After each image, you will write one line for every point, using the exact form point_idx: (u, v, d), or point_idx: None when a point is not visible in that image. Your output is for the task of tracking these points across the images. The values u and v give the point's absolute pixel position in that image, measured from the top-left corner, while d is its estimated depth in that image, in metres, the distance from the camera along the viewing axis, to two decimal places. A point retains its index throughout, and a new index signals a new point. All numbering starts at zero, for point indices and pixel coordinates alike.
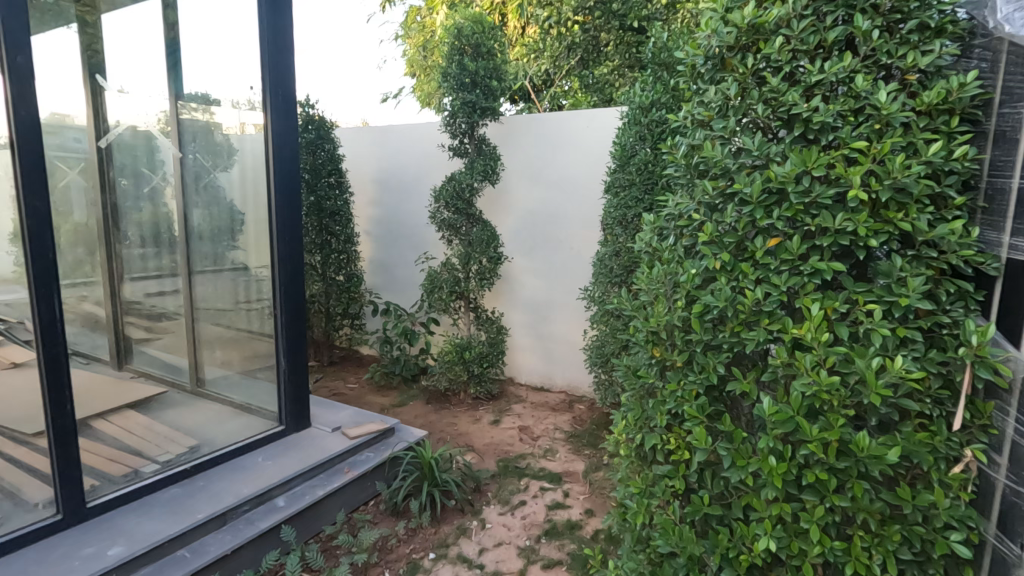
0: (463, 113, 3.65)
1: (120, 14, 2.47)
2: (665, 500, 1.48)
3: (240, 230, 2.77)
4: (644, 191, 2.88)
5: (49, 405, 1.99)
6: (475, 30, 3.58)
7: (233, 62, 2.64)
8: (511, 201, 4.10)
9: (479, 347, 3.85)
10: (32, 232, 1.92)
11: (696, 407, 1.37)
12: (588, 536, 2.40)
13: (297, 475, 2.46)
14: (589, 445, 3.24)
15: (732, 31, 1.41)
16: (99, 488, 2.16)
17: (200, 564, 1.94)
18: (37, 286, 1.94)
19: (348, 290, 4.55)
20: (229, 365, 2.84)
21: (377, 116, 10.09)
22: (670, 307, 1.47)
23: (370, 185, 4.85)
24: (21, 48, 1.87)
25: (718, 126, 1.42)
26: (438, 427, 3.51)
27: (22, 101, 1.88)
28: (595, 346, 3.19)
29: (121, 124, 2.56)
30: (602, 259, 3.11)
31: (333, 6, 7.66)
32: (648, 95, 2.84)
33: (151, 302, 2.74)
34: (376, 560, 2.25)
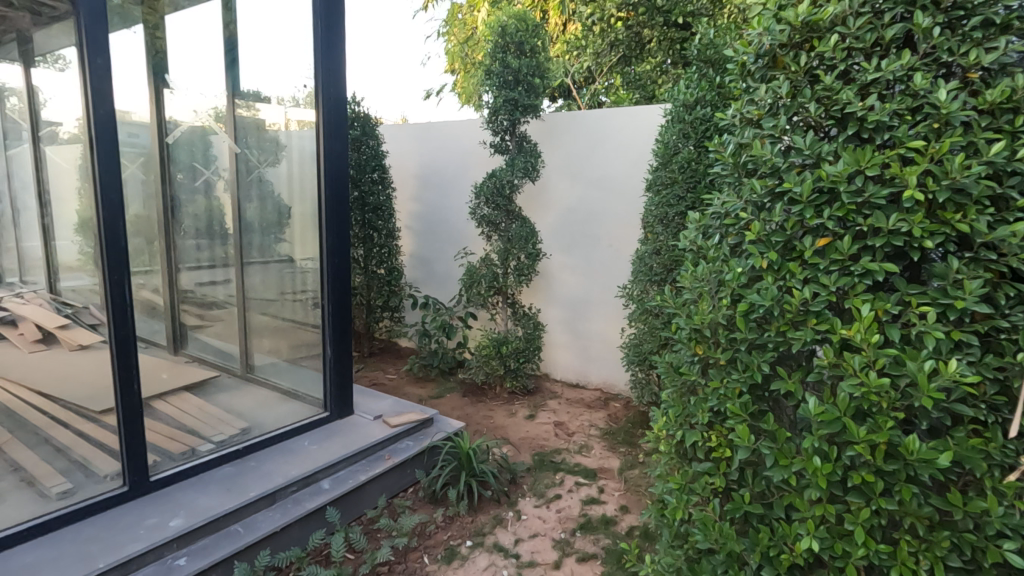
0: (505, 111, 3.69)
1: (183, 16, 2.54)
2: (705, 497, 1.49)
3: (287, 222, 2.91)
4: (686, 189, 2.86)
5: (118, 384, 2.13)
6: (519, 28, 3.62)
7: (284, 59, 2.78)
8: (550, 198, 4.12)
9: (515, 342, 3.89)
10: (106, 222, 2.05)
11: (739, 405, 1.37)
12: (622, 531, 2.41)
13: (341, 460, 2.56)
14: (625, 443, 3.25)
15: (785, 28, 1.41)
16: (160, 463, 2.30)
17: (251, 540, 2.05)
18: (111, 273, 2.07)
19: (389, 283, 4.65)
20: (277, 352, 3.00)
21: (419, 112, 10.27)
22: (714, 305, 1.48)
23: (411, 181, 4.95)
24: (100, 51, 2.00)
25: (768, 125, 1.42)
26: (474, 419, 3.58)
27: (100, 99, 2.02)
28: (632, 344, 3.19)
29: (180, 124, 2.62)
30: (642, 257, 3.11)
31: (381, 6, 7.90)
32: (693, 93, 2.82)
33: (203, 292, 2.82)
34: (415, 545, 2.32)
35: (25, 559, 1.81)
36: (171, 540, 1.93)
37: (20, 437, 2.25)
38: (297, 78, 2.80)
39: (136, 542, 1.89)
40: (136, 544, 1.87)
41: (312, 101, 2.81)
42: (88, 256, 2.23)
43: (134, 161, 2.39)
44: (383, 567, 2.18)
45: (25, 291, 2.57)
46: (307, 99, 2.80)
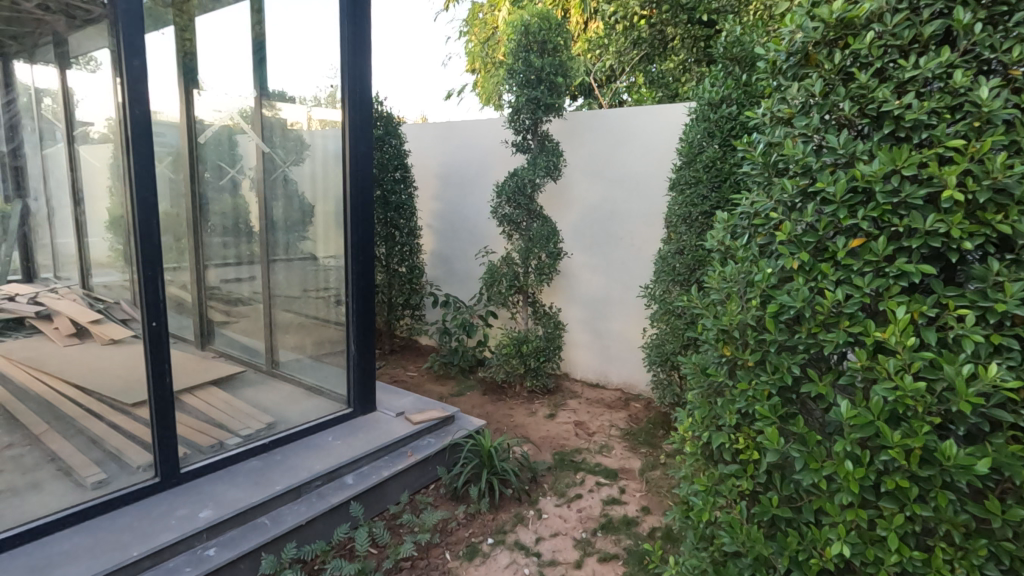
0: (528, 110, 3.69)
1: (211, 16, 2.57)
2: (732, 499, 1.48)
3: (311, 221, 2.97)
4: (711, 189, 2.83)
5: (151, 377, 2.18)
6: (543, 27, 3.62)
7: (308, 58, 2.81)
8: (572, 197, 4.11)
9: (536, 342, 3.89)
10: (141, 219, 2.10)
11: (768, 407, 1.36)
12: (644, 532, 2.40)
13: (365, 455, 2.60)
14: (646, 444, 3.23)
15: (818, 26, 1.40)
16: (190, 456, 2.35)
17: (278, 532, 2.09)
18: (145, 269, 2.13)
19: (410, 281, 4.69)
20: (302, 348, 3.04)
21: (441, 111, 10.32)
22: (744, 306, 1.46)
23: (433, 180, 4.98)
24: (137, 53, 2.06)
25: (801, 124, 1.41)
26: (495, 418, 3.60)
27: (137, 100, 2.07)
28: (654, 344, 3.17)
29: (212, 124, 2.67)
30: (664, 257, 3.08)
31: (403, 6, 7.97)
32: (718, 91, 2.79)
33: (228, 288, 2.85)
34: (437, 541, 2.34)
35: (63, 546, 1.87)
36: (201, 531, 1.98)
37: (57, 427, 2.30)
38: (319, 78, 2.86)
39: (168, 532, 1.94)
40: (168, 534, 1.92)
41: (333, 101, 2.86)
42: (118, 252, 2.38)
43: (163, 161, 2.44)
44: (406, 562, 2.20)
45: (59, 287, 2.57)
46: (328, 98, 2.85)
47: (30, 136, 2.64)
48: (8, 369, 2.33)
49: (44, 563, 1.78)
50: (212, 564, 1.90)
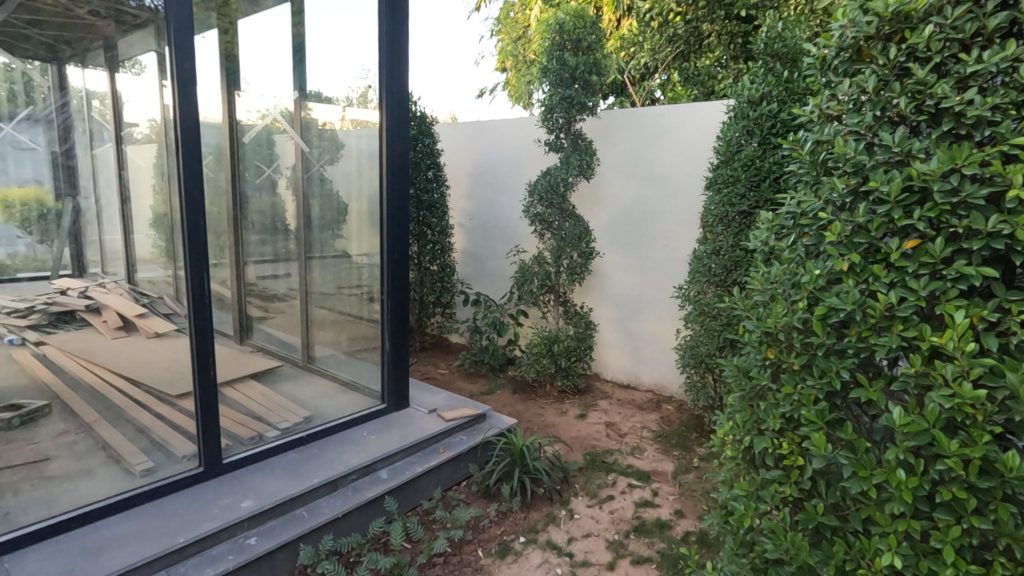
0: (561, 108, 3.68)
1: (255, 18, 2.63)
2: (775, 506, 1.45)
3: (345, 219, 3.02)
4: (748, 188, 2.78)
5: (196, 369, 2.26)
6: (577, 26, 3.60)
7: (344, 58, 2.85)
8: (604, 197, 4.08)
9: (567, 342, 3.88)
10: (188, 217, 2.17)
11: (815, 413, 1.32)
12: (678, 536, 2.37)
13: (398, 451, 2.63)
14: (678, 446, 3.18)
15: (872, 20, 1.36)
16: (232, 447, 2.42)
17: (315, 524, 2.13)
18: (192, 265, 2.20)
19: (441, 279, 4.72)
20: (337, 344, 3.11)
21: (471, 109, 10.38)
22: (790, 308, 1.42)
23: (465, 179, 5.01)
24: (187, 56, 2.12)
25: (852, 121, 1.37)
26: (526, 417, 3.60)
27: (186, 102, 2.14)
28: (688, 346, 3.13)
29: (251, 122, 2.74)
30: (700, 257, 3.03)
31: (437, 6, 8.06)
32: (758, 88, 2.73)
33: (264, 284, 2.94)
34: (470, 538, 2.36)
35: (114, 531, 1.94)
36: (242, 520, 2.03)
37: (107, 418, 2.37)
38: (350, 78, 2.89)
39: (212, 520, 2.00)
40: (211, 523, 1.98)
41: (364, 100, 2.92)
42: (160, 249, 2.55)
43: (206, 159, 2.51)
44: (439, 557, 2.22)
45: (105, 281, 2.66)
46: (361, 98, 2.91)
47: (82, 137, 2.63)
48: (63, 360, 2.45)
49: (96, 547, 1.86)
50: (253, 553, 1.95)
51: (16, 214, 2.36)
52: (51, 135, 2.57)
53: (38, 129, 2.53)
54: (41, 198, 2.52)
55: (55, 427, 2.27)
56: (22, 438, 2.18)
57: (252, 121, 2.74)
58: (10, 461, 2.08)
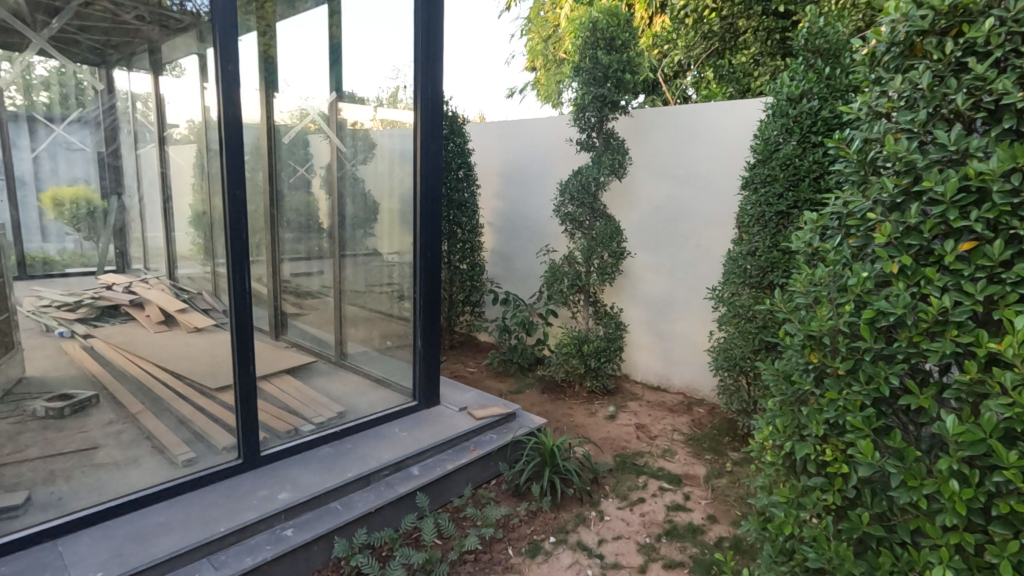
0: (593, 108, 3.66)
1: (292, 21, 2.68)
2: (817, 514, 1.41)
3: (375, 218, 3.05)
4: (787, 187, 2.71)
5: (235, 363, 2.32)
6: (610, 24, 3.58)
7: (376, 58, 2.89)
8: (636, 196, 4.04)
9: (597, 342, 3.85)
10: (231, 215, 2.23)
11: (861, 419, 1.28)
12: (711, 542, 2.33)
13: (430, 448, 2.65)
14: (711, 450, 3.13)
15: (927, 14, 1.32)
16: (269, 440, 2.48)
17: (349, 517, 2.17)
18: (234, 262, 2.26)
19: (471, 278, 4.75)
20: (370, 341, 3.16)
21: (500, 108, 10.42)
22: (836, 311, 1.39)
23: (495, 178, 5.03)
24: (231, 59, 2.18)
25: (904, 119, 1.33)
26: (555, 417, 3.59)
27: (230, 103, 2.20)
28: (721, 349, 3.07)
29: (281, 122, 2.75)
30: (735, 258, 2.97)
31: (468, 6, 8.11)
32: (798, 86, 2.66)
33: (298, 281, 3.02)
34: (500, 536, 2.36)
35: (158, 519, 2.01)
36: (279, 512, 2.08)
37: (150, 409, 2.45)
38: (381, 78, 2.93)
39: (251, 511, 2.05)
40: (250, 514, 2.03)
41: (395, 100, 2.95)
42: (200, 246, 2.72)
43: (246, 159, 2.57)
44: (469, 555, 2.23)
45: (149, 277, 2.72)
46: (391, 99, 2.95)
47: (127, 138, 2.70)
48: (110, 354, 2.53)
49: (141, 533, 1.92)
50: (290, 544, 1.99)
51: (65, 212, 2.51)
52: (99, 136, 2.66)
53: (82, 128, 2.61)
54: (89, 197, 2.62)
55: (102, 417, 2.35)
56: (72, 427, 2.27)
57: (286, 121, 2.77)
58: (60, 449, 2.17)
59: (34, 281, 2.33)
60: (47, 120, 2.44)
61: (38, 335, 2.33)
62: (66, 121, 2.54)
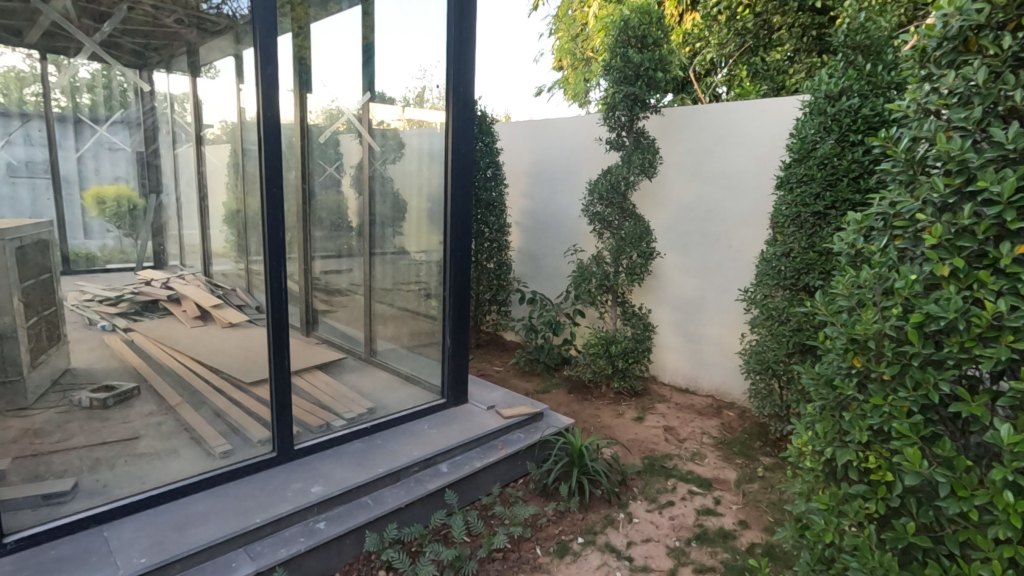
0: (624, 106, 3.63)
1: (326, 22, 2.74)
2: (858, 522, 1.38)
3: (403, 216, 3.08)
4: (824, 187, 2.64)
5: (270, 357, 2.34)
6: (643, 21, 3.53)
7: (404, 58, 2.89)
8: (666, 195, 3.99)
9: (625, 342, 3.81)
10: (269, 213, 2.28)
11: (908, 426, 1.24)
12: (743, 547, 2.29)
13: (458, 445, 2.67)
14: (741, 455, 3.08)
15: (984, 7, 1.28)
16: (302, 434, 2.52)
17: (380, 513, 2.19)
18: (271, 259, 2.30)
19: (498, 277, 4.76)
20: (399, 339, 3.19)
21: (529, 107, 10.40)
22: (882, 315, 1.35)
23: (523, 177, 5.03)
24: (270, 60, 2.23)
25: (958, 116, 1.29)
26: (582, 417, 3.58)
27: (269, 103, 2.24)
28: (754, 352, 3.02)
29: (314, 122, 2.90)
30: (769, 260, 2.92)
31: (497, 6, 8.12)
32: (837, 83, 2.60)
33: (328, 279, 3.10)
34: (529, 536, 2.37)
35: (197, 508, 2.05)
36: (312, 505, 2.12)
37: (188, 401, 2.52)
38: (407, 78, 2.92)
39: (285, 503, 2.09)
40: (284, 506, 2.07)
41: (421, 100, 2.95)
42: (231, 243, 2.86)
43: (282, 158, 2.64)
44: (498, 553, 2.24)
45: (184, 273, 2.98)
46: (417, 98, 2.94)
47: (166, 138, 3.04)
48: (150, 347, 2.63)
49: (181, 522, 1.96)
50: (322, 537, 2.03)
51: (109, 210, 2.75)
52: (137, 137, 3.03)
53: (125, 130, 2.99)
54: (131, 196, 2.93)
55: (143, 408, 2.42)
56: (116, 417, 2.33)
57: (319, 119, 2.90)
58: (103, 438, 2.22)
59: (77, 275, 2.47)
60: (93, 121, 2.76)
61: (82, 327, 2.50)
62: (111, 123, 2.91)
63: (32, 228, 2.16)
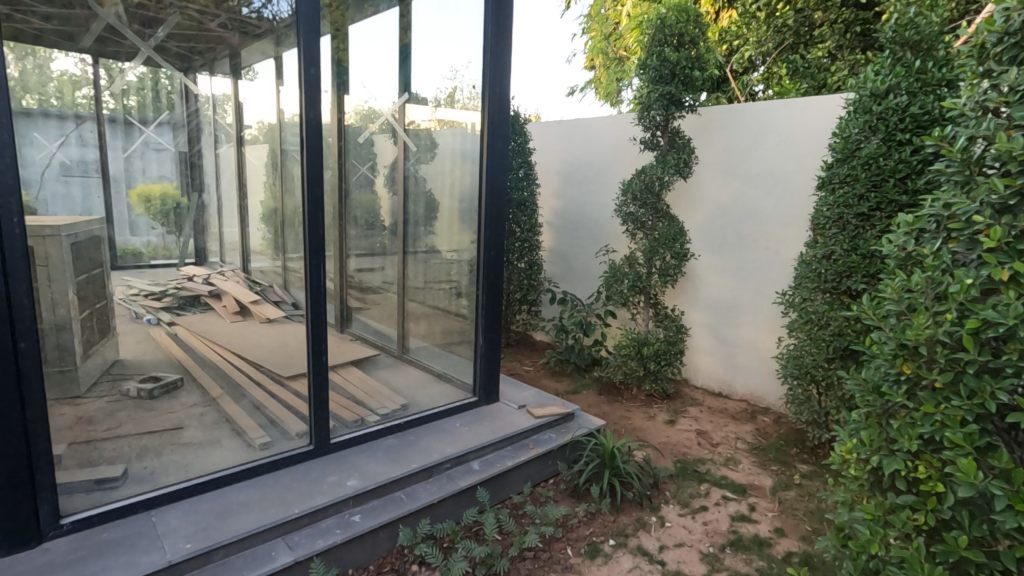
0: (659, 106, 3.58)
1: (365, 23, 2.77)
2: (905, 534, 1.34)
3: (435, 216, 3.13)
4: (869, 188, 2.56)
5: (309, 353, 2.40)
6: (680, 20, 3.48)
7: (436, 58, 2.93)
8: (701, 196, 3.93)
9: (657, 344, 3.77)
10: (309, 211, 2.33)
11: (961, 436, 1.20)
12: (779, 556, 2.25)
13: (490, 444, 2.69)
14: (777, 461, 3.01)
15: None
16: (338, 428, 2.57)
17: (413, 508, 2.22)
18: (311, 256, 2.36)
19: (529, 277, 4.76)
20: (431, 337, 3.23)
21: (561, 108, 10.38)
22: (934, 320, 1.31)
23: (555, 177, 5.03)
24: (313, 63, 2.28)
25: (1019, 115, 1.25)
26: (612, 419, 3.56)
27: (311, 104, 2.29)
28: (792, 357, 2.95)
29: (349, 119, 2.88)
30: (809, 263, 2.85)
31: (530, 7, 8.13)
32: (884, 80, 2.52)
33: (362, 276, 3.16)
34: (560, 536, 2.36)
35: (239, 497, 2.11)
36: (348, 498, 2.16)
37: (229, 393, 2.59)
38: (438, 79, 2.96)
39: (323, 496, 2.14)
40: (322, 498, 2.12)
41: (452, 101, 3.00)
42: (269, 241, 3.03)
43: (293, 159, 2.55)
44: (530, 552, 2.24)
45: (224, 270, 3.14)
46: (449, 99, 2.99)
47: (208, 139, 3.22)
48: (192, 341, 2.75)
49: (224, 510, 2.02)
50: (358, 529, 2.07)
51: (153, 208, 2.88)
52: (179, 137, 3.22)
53: (170, 130, 3.18)
54: (173, 195, 3.09)
55: (187, 399, 2.51)
56: (161, 407, 2.42)
57: (353, 120, 2.91)
58: (150, 428, 2.30)
59: (125, 272, 2.55)
60: (140, 122, 2.95)
61: (129, 321, 2.52)
62: (157, 123, 3.09)
63: (84, 225, 2.26)
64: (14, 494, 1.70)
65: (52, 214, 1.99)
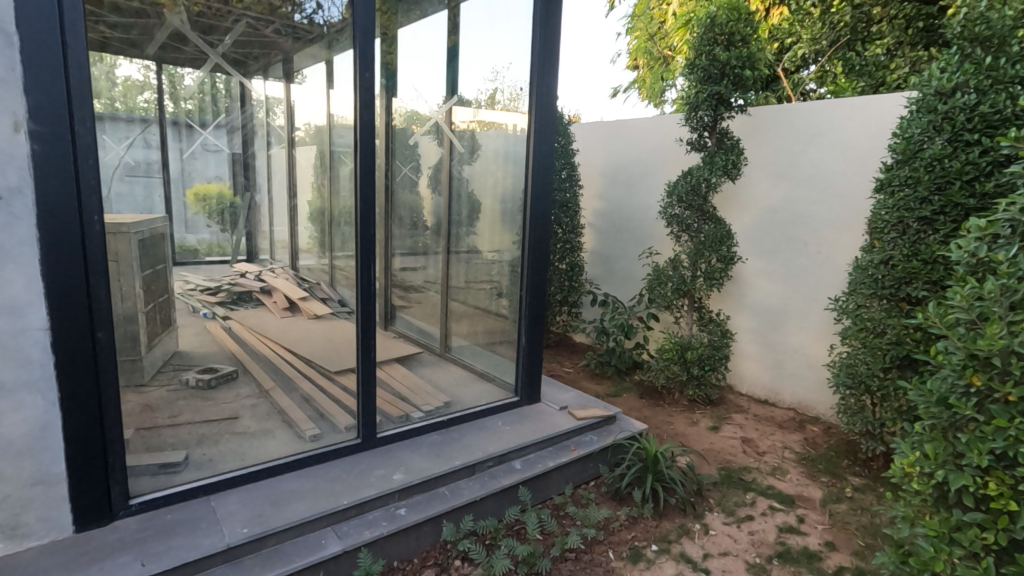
0: (707, 106, 3.52)
1: (412, 29, 2.86)
2: (973, 552, 1.29)
3: (479, 216, 3.15)
4: (932, 190, 2.44)
5: (358, 350, 2.45)
6: (730, 18, 3.39)
7: (477, 60, 2.95)
8: (750, 198, 3.84)
9: (701, 349, 3.70)
10: (361, 212, 2.39)
11: None
12: (829, 570, 2.18)
13: (532, 444, 2.69)
14: (827, 473, 2.92)
15: None
16: (384, 423, 2.62)
17: (456, 504, 2.26)
18: (363, 255, 2.42)
19: (570, 278, 4.76)
20: (474, 336, 3.27)
21: (604, 109, 10.32)
22: (1009, 330, 1.26)
23: (598, 179, 5.00)
24: (367, 67, 2.33)
25: None
26: (654, 423, 3.51)
27: (366, 107, 2.35)
28: (845, 364, 2.85)
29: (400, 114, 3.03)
30: (865, 268, 2.74)
31: (574, 7, 8.10)
32: (951, 78, 2.40)
33: (405, 275, 3.27)
34: (601, 538, 2.35)
35: (291, 486, 2.19)
36: (395, 491, 2.21)
37: (280, 385, 2.70)
38: (479, 82, 2.97)
39: (370, 488, 2.20)
40: (369, 491, 2.18)
41: (492, 102, 2.99)
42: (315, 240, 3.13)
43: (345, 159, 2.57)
44: (571, 553, 2.24)
45: (275, 266, 3.18)
46: (489, 100, 2.98)
47: (260, 141, 3.34)
48: (245, 334, 2.88)
49: (279, 498, 2.10)
50: (404, 522, 2.11)
51: (208, 207, 3.05)
52: (234, 138, 3.31)
53: (226, 133, 3.27)
54: (226, 193, 3.20)
55: (242, 390, 2.60)
56: (218, 398, 2.53)
57: (399, 121, 3.05)
58: (209, 417, 2.41)
59: (183, 267, 2.72)
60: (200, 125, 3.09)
61: (189, 314, 2.75)
62: (216, 125, 3.21)
63: (147, 222, 2.37)
64: (89, 474, 1.80)
65: (119, 212, 2.10)
